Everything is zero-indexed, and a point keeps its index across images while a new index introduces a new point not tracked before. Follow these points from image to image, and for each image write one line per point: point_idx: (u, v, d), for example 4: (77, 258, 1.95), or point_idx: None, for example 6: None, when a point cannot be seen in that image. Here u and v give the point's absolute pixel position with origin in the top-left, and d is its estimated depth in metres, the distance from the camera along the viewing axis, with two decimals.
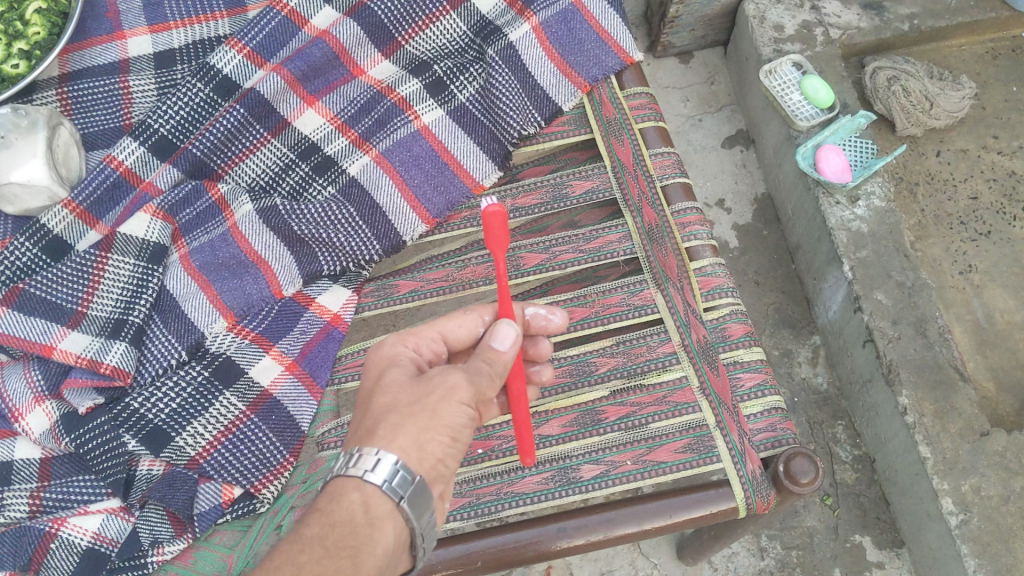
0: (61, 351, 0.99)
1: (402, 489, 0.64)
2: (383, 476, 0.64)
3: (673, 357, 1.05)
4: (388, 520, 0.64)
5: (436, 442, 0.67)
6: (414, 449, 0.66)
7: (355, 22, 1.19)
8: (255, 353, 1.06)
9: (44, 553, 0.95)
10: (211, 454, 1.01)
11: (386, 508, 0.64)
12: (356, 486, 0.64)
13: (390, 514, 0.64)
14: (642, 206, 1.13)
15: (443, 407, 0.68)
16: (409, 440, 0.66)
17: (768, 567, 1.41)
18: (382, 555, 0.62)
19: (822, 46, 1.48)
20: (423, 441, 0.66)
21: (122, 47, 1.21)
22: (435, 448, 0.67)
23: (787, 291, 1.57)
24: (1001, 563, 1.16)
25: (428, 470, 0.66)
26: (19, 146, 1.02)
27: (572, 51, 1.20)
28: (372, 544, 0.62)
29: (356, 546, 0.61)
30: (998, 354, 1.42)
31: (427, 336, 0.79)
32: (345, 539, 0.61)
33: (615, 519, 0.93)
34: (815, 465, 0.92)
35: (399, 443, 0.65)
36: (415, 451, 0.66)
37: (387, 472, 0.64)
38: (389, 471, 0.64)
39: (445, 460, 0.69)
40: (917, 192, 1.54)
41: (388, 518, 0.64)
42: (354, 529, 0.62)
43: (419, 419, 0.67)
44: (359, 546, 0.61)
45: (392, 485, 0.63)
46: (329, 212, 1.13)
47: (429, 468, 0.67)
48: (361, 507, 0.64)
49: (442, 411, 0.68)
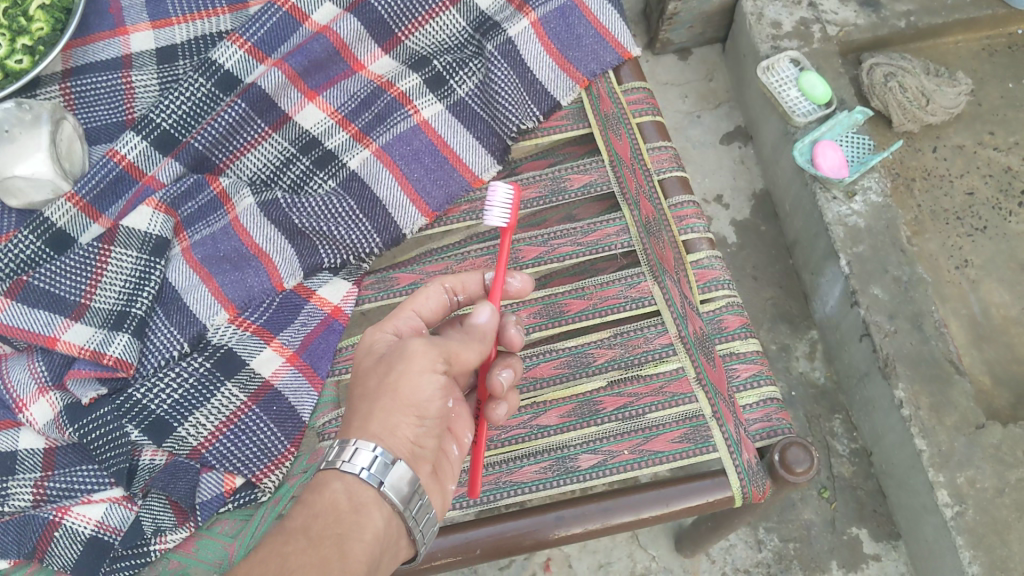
0: (65, 343, 1.01)
1: (381, 474, 0.67)
2: (362, 463, 0.67)
3: (670, 349, 1.06)
4: (374, 506, 0.66)
5: (406, 424, 0.71)
6: (385, 433, 0.69)
7: (355, 18, 1.21)
8: (256, 345, 1.07)
9: (48, 541, 0.97)
10: (212, 444, 1.01)
11: (370, 496, 0.67)
12: (337, 475, 0.67)
13: (376, 500, 0.67)
14: (639, 199, 1.14)
15: (403, 383, 0.71)
16: (380, 426, 0.69)
17: (766, 560, 1.42)
18: (371, 540, 0.64)
19: (820, 43, 1.49)
20: (392, 423, 0.70)
21: (124, 42, 1.22)
22: (405, 431, 0.70)
23: (786, 287, 1.58)
24: (996, 555, 1.17)
25: (405, 454, 0.69)
26: (23, 140, 1.04)
27: (571, 46, 1.22)
28: (359, 530, 0.64)
29: (342, 533, 0.63)
30: (994, 348, 1.43)
31: (404, 317, 0.81)
32: (330, 527, 0.63)
33: (613, 508, 0.94)
34: (811, 455, 0.93)
35: (372, 431, 0.69)
36: (389, 436, 0.69)
37: (365, 460, 0.67)
38: (368, 459, 0.67)
39: (420, 442, 0.71)
40: (914, 188, 1.55)
41: (373, 504, 0.67)
42: (338, 517, 0.64)
43: (384, 400, 0.71)
44: (345, 532, 0.63)
45: (371, 471, 0.67)
46: (329, 205, 1.14)
47: (405, 453, 0.69)
48: (344, 496, 0.66)
49: (404, 386, 0.71)
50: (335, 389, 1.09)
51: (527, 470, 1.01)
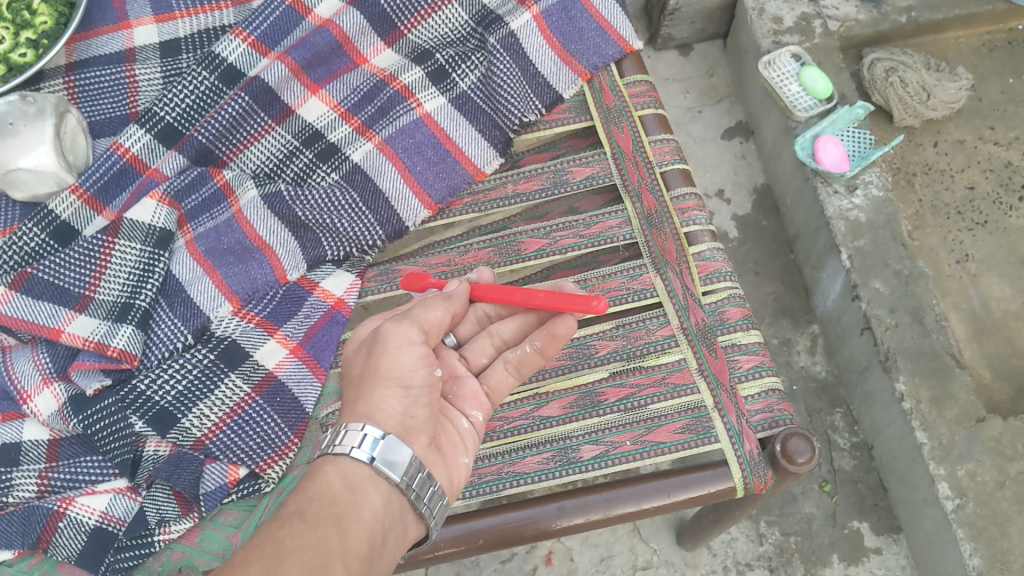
0: (69, 335, 1.02)
1: (373, 450, 0.69)
2: (352, 443, 0.70)
3: (672, 340, 1.06)
4: (370, 484, 0.69)
5: (390, 397, 0.74)
6: (370, 411, 0.72)
7: (358, 11, 1.21)
8: (260, 336, 1.08)
9: (52, 532, 0.97)
10: (216, 435, 1.02)
11: (364, 474, 0.69)
12: (329, 461, 0.70)
13: (371, 478, 0.69)
14: (641, 191, 1.15)
15: (382, 360, 0.75)
16: (365, 406, 0.73)
17: (767, 553, 1.42)
18: (370, 517, 0.66)
19: (821, 38, 1.49)
20: (378, 400, 0.73)
21: (128, 36, 1.23)
22: (392, 404, 0.74)
23: (786, 281, 1.59)
24: (996, 547, 1.17)
25: (395, 427, 0.72)
26: (27, 133, 1.04)
27: (573, 39, 1.22)
28: (358, 509, 0.66)
29: (339, 512, 0.65)
30: (995, 342, 1.43)
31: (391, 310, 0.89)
32: (327, 508, 0.65)
33: (615, 498, 0.95)
34: (812, 445, 0.94)
35: (359, 412, 0.73)
36: (376, 412, 0.72)
37: (355, 439, 0.70)
38: (357, 438, 0.70)
39: (411, 413, 0.74)
40: (915, 183, 1.55)
41: (369, 483, 0.69)
42: (334, 498, 0.66)
43: (368, 381, 0.75)
44: (343, 511, 0.65)
45: (361, 449, 0.69)
46: (332, 197, 1.15)
47: (395, 426, 0.72)
48: (338, 478, 0.68)
49: (385, 364, 0.75)
50: (337, 380, 1.09)
51: (530, 460, 1.01)
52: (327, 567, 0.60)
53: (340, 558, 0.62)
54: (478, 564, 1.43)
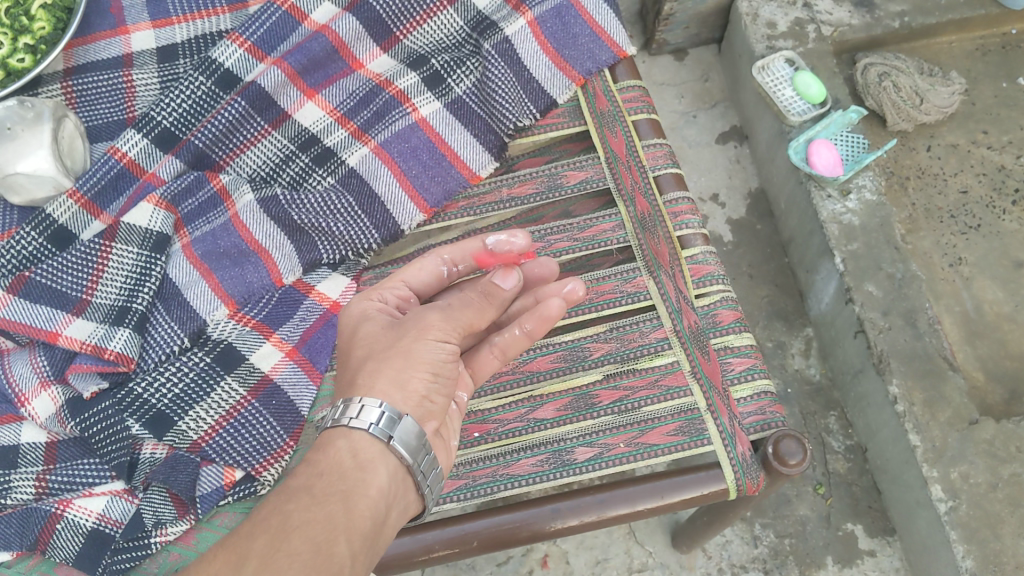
0: (66, 338, 1.02)
1: (389, 428, 0.70)
2: (370, 420, 0.70)
3: (665, 343, 1.08)
4: (380, 460, 0.70)
5: (418, 379, 0.73)
6: (394, 386, 0.72)
7: (354, 17, 1.23)
8: (256, 340, 1.09)
9: (49, 534, 0.97)
10: (212, 437, 1.02)
11: (376, 449, 0.70)
12: (344, 434, 0.70)
13: (382, 455, 0.70)
14: (634, 196, 1.16)
15: (416, 346, 0.74)
16: (390, 381, 0.72)
17: (762, 555, 1.43)
18: (375, 496, 0.67)
19: (814, 42, 1.51)
20: (404, 378, 0.73)
21: (125, 41, 1.24)
22: (416, 385, 0.73)
23: (780, 284, 1.59)
24: (989, 549, 1.18)
25: (415, 407, 0.72)
26: (25, 137, 1.06)
27: (566, 45, 1.23)
28: (365, 487, 0.67)
29: (347, 490, 0.66)
30: (987, 344, 1.44)
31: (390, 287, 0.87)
32: (336, 484, 0.66)
33: (608, 500, 0.95)
34: (803, 447, 0.94)
35: (379, 388, 0.72)
36: (398, 391, 0.72)
37: (374, 416, 0.70)
38: (376, 415, 0.70)
39: (430, 398, 0.74)
40: (907, 186, 1.57)
41: (379, 458, 0.70)
42: (343, 475, 0.67)
43: (395, 361, 0.74)
44: (350, 489, 0.66)
45: (379, 427, 0.70)
46: (328, 201, 1.17)
47: (414, 406, 0.73)
48: (349, 453, 0.69)
49: (417, 349, 0.74)
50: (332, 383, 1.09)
51: (524, 463, 1.02)
52: (332, 543, 0.62)
53: (345, 534, 0.63)
54: (472, 567, 1.44)
